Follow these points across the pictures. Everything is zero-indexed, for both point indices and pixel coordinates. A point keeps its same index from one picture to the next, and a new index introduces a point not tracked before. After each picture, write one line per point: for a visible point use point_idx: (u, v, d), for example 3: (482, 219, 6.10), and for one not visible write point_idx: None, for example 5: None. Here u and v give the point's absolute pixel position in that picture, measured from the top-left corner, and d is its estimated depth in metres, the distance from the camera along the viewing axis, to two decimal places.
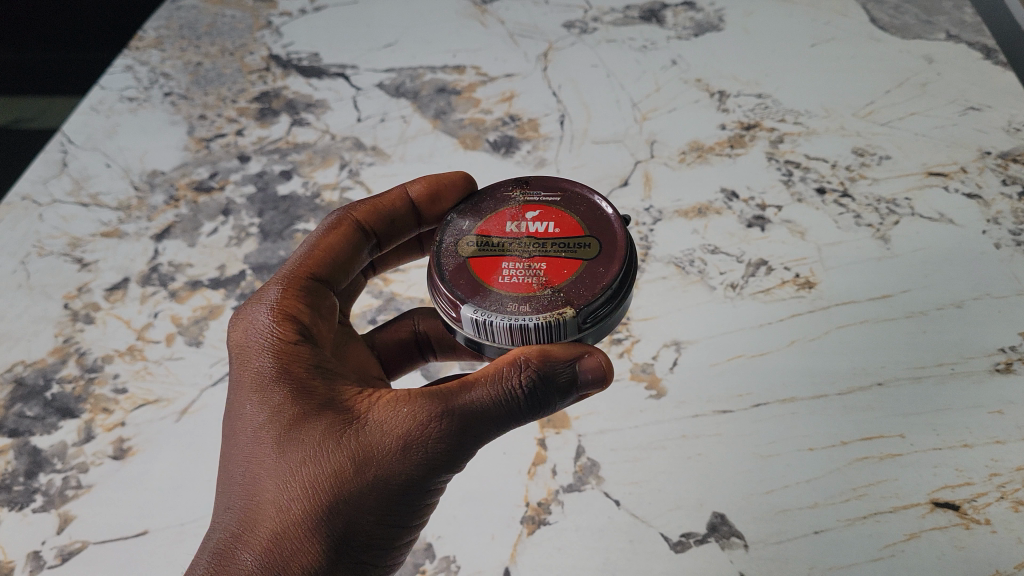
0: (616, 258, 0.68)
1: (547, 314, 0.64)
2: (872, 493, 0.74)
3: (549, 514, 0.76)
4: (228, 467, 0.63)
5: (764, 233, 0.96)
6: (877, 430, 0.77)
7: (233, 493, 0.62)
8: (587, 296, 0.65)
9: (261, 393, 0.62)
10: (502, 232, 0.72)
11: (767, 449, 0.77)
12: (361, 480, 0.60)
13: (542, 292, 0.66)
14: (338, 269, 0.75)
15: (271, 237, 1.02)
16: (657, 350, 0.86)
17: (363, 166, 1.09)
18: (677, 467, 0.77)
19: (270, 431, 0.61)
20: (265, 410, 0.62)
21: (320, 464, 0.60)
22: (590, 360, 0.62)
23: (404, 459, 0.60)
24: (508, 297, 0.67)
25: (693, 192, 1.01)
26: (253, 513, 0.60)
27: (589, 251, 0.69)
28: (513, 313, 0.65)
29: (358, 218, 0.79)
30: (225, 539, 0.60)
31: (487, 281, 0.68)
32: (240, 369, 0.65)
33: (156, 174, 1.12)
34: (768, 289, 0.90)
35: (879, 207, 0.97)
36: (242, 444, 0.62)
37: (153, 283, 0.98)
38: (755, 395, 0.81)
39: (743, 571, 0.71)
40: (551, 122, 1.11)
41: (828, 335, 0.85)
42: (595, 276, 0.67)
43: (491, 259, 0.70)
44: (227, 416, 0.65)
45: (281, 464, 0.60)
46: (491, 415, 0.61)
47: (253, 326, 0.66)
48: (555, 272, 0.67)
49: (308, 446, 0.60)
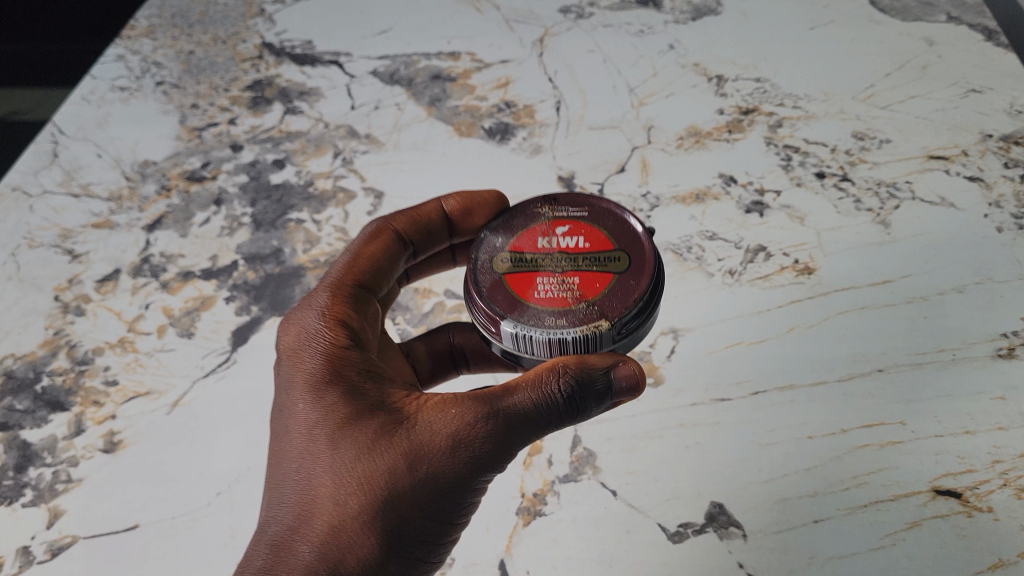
0: (646, 270, 0.68)
1: (583, 327, 0.64)
2: (872, 482, 0.71)
3: (545, 505, 0.74)
4: (283, 464, 0.62)
5: (763, 219, 0.95)
6: (877, 418, 0.76)
7: (285, 491, 0.60)
8: (620, 308, 0.65)
9: (317, 390, 0.62)
10: (535, 248, 0.71)
11: (766, 438, 0.76)
12: (417, 475, 0.59)
13: (576, 306, 0.66)
14: (381, 276, 0.75)
15: (264, 226, 1.01)
16: (655, 338, 0.85)
17: (357, 154, 1.08)
18: (674, 457, 0.75)
19: (326, 426, 0.60)
20: (320, 406, 0.61)
21: (376, 458, 0.59)
22: (625, 369, 0.62)
23: (459, 453, 0.59)
24: (545, 309, 0.66)
25: (690, 177, 1.00)
26: (308, 507, 0.59)
27: (620, 264, 0.68)
28: (550, 325, 0.65)
29: (395, 228, 0.78)
30: (281, 533, 0.59)
31: (523, 295, 0.68)
32: (294, 371, 0.64)
33: (148, 164, 1.11)
34: (767, 275, 0.90)
35: (879, 191, 0.96)
36: (292, 437, 0.62)
37: (145, 274, 0.97)
38: (754, 382, 0.80)
39: (742, 562, 0.68)
40: (547, 108, 1.10)
41: (827, 322, 0.84)
42: (626, 288, 0.67)
43: (526, 273, 0.69)
44: (279, 418, 0.64)
45: (338, 458, 0.59)
46: (541, 413, 0.60)
47: (306, 330, 0.66)
48: (588, 286, 0.67)
49: (364, 440, 0.59)
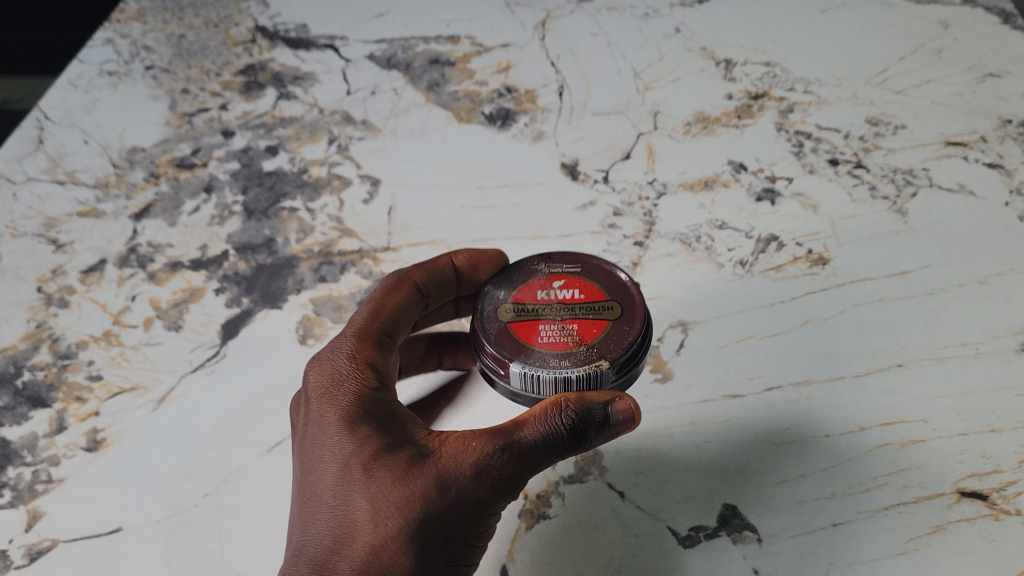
0: (638, 318, 0.68)
1: (585, 367, 0.64)
2: (893, 483, 0.68)
3: (549, 507, 0.68)
4: (312, 495, 0.59)
5: (774, 207, 0.91)
6: (897, 415, 0.72)
7: (317, 517, 0.58)
8: (617, 350, 0.65)
9: (346, 422, 0.60)
10: (532, 297, 0.70)
11: (780, 436, 0.72)
12: (452, 496, 0.57)
13: (577, 349, 0.66)
14: (400, 326, 0.73)
15: (256, 215, 0.97)
16: (663, 332, 0.81)
17: (352, 141, 1.04)
18: (684, 456, 0.71)
19: (358, 454, 0.58)
20: (352, 436, 0.59)
21: (412, 481, 0.57)
22: (621, 404, 0.62)
23: (491, 475, 0.58)
24: (546, 352, 0.66)
25: (698, 164, 0.96)
26: (345, 533, 0.56)
27: (613, 312, 0.68)
28: (552, 366, 0.65)
29: (415, 279, 0.76)
30: (316, 559, 0.55)
31: (526, 339, 0.67)
32: (320, 402, 0.62)
33: (136, 151, 1.07)
34: (779, 265, 0.86)
35: (895, 178, 0.93)
36: (321, 464, 0.59)
37: (131, 265, 0.93)
38: (767, 378, 0.76)
39: (758, 568, 0.64)
40: (549, 93, 1.06)
41: (843, 315, 0.81)
42: (620, 334, 0.67)
43: (528, 321, 0.69)
44: (304, 452, 0.62)
45: (373, 483, 0.57)
46: (573, 430, 0.60)
47: (331, 367, 0.65)
48: (586, 331, 0.67)
49: (397, 466, 0.58)
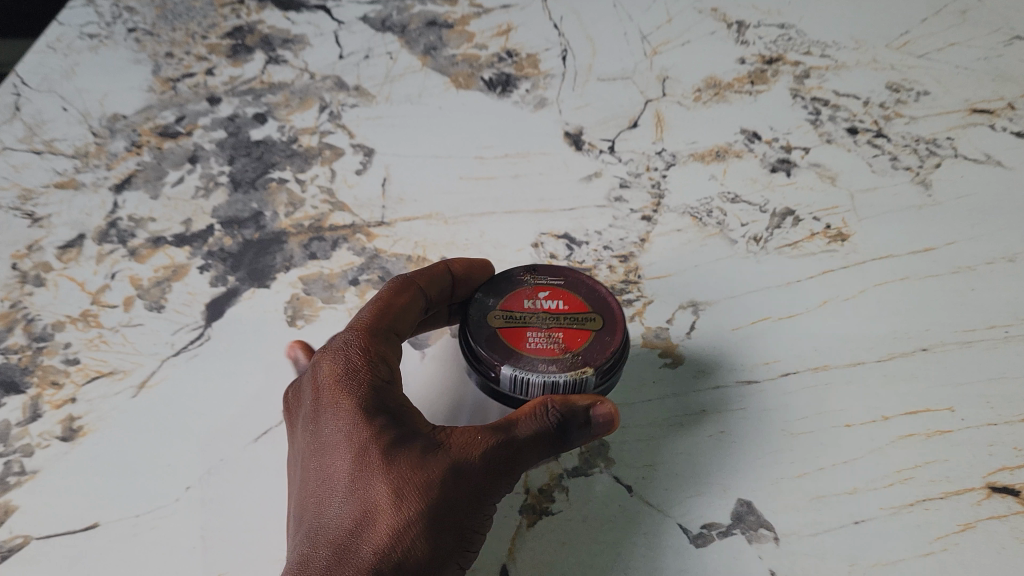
0: (618, 327, 0.68)
1: (572, 371, 0.64)
2: (919, 477, 0.64)
3: (552, 503, 0.64)
4: (325, 481, 0.56)
5: (789, 179, 0.86)
6: (923, 404, 0.68)
7: (331, 504, 0.55)
8: (602, 356, 0.65)
9: (359, 406, 0.57)
10: (519, 305, 0.70)
11: (798, 426, 0.68)
12: (471, 480, 0.55)
13: (563, 354, 0.65)
14: (405, 324, 0.67)
15: (243, 186, 0.92)
16: (673, 313, 0.77)
17: (345, 108, 0.98)
18: (695, 448, 0.67)
19: (374, 437, 0.55)
20: (365, 420, 0.56)
21: (430, 463, 0.54)
22: (605, 406, 0.61)
23: (507, 461, 0.56)
24: (533, 358, 0.65)
25: (709, 133, 0.91)
26: (362, 519, 0.53)
27: (594, 322, 0.68)
28: (540, 369, 0.64)
29: (418, 284, 0.69)
30: (333, 547, 0.53)
31: (514, 344, 0.66)
32: (330, 388, 0.59)
33: (117, 119, 1.01)
34: (796, 242, 0.81)
35: (918, 148, 0.88)
36: (332, 450, 0.56)
37: (111, 240, 0.88)
38: (784, 362, 0.72)
39: (775, 570, 0.60)
40: (552, 57, 1.00)
41: (864, 295, 0.76)
42: (604, 341, 0.66)
43: (513, 327, 0.68)
44: (313, 438, 0.59)
45: (390, 466, 0.54)
46: (573, 425, 0.59)
47: (339, 352, 0.62)
48: (571, 338, 0.66)
49: (414, 450, 0.55)
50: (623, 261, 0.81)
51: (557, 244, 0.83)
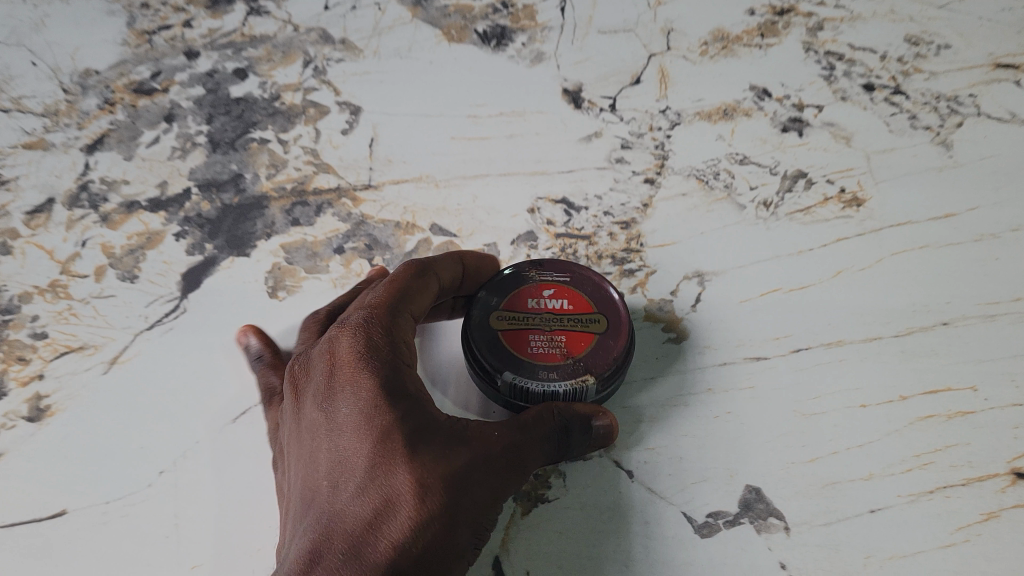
0: (623, 330, 0.65)
1: (572, 381, 0.61)
2: (938, 462, 0.60)
3: (548, 489, 0.60)
4: (340, 464, 0.52)
5: (801, 139, 0.81)
6: (943, 382, 0.64)
7: (346, 490, 0.51)
8: (604, 363, 0.62)
9: (383, 386, 0.53)
10: (522, 302, 0.67)
11: (810, 406, 0.63)
12: (489, 478, 0.52)
13: (564, 361, 0.63)
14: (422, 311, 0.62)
15: (222, 147, 0.86)
16: (677, 284, 0.72)
17: (330, 63, 0.92)
18: (701, 431, 0.63)
19: (400, 423, 0.52)
20: (392, 402, 0.52)
21: (454, 457, 0.52)
22: (608, 417, 0.60)
23: (522, 460, 0.54)
24: (534, 362, 0.63)
25: (716, 89, 0.85)
26: (382, 510, 0.50)
27: (599, 324, 0.65)
28: (541, 377, 0.62)
29: (438, 274, 0.64)
30: (351, 538, 0.49)
31: (514, 347, 0.64)
32: (350, 363, 0.54)
33: (89, 74, 0.94)
34: (808, 207, 0.76)
35: (938, 106, 0.82)
36: (350, 432, 0.52)
37: (82, 205, 0.83)
38: (795, 337, 0.68)
39: (785, 562, 0.56)
40: (550, 7, 0.93)
41: (881, 264, 0.72)
42: (605, 347, 0.64)
43: (516, 328, 0.65)
44: (324, 415, 0.54)
45: (416, 457, 0.51)
46: (582, 428, 0.58)
47: (358, 324, 0.57)
48: (573, 343, 0.64)
49: (438, 441, 0.52)
50: (624, 228, 0.76)
51: (554, 209, 0.78)
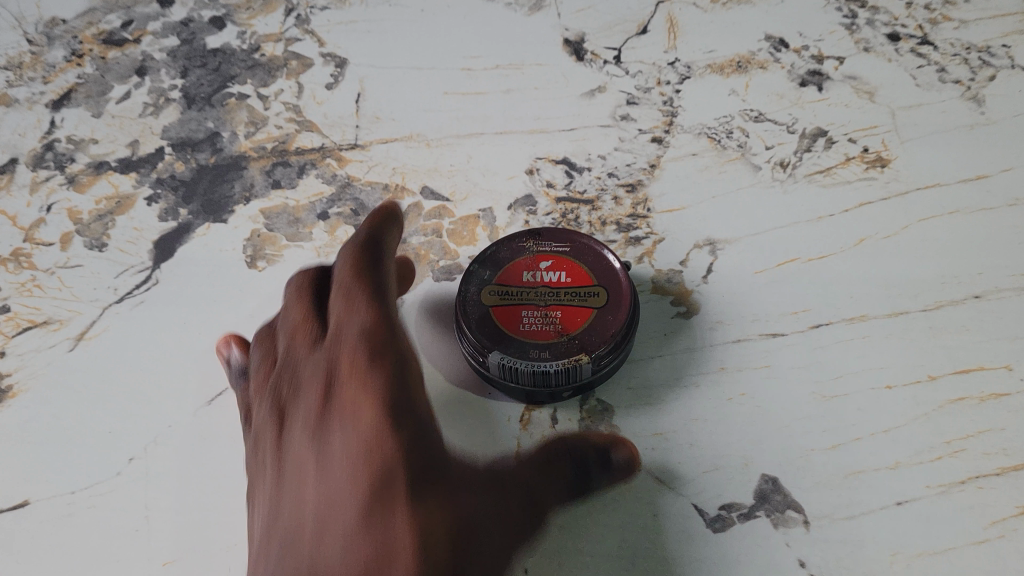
0: (624, 303, 0.59)
1: (563, 360, 0.57)
2: (970, 450, 0.56)
3: (548, 478, 0.56)
4: (337, 514, 0.50)
5: (821, 94, 0.75)
6: (975, 361, 0.59)
7: (341, 542, 0.49)
8: (599, 342, 0.57)
9: (387, 417, 0.51)
10: (517, 274, 0.62)
11: (831, 387, 0.59)
12: (479, 541, 0.50)
13: (556, 339, 0.58)
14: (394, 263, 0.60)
15: (197, 103, 0.80)
16: (687, 253, 0.67)
17: (313, 11, 0.84)
18: (714, 415, 0.58)
19: (403, 465, 0.50)
20: (395, 441, 0.51)
21: (451, 513, 0.50)
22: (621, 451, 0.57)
23: (506, 532, 0.53)
24: (525, 341, 0.58)
25: (729, 39, 0.79)
26: (380, 558, 0.47)
27: (598, 297, 0.60)
28: (531, 357, 0.58)
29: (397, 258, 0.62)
30: None
31: (505, 325, 0.59)
32: (353, 390, 0.53)
33: (55, 23, 0.86)
34: (828, 168, 0.71)
35: (969, 57, 0.76)
36: (349, 473, 0.50)
37: (47, 165, 0.77)
38: (815, 312, 0.62)
39: (804, 560, 0.52)
40: None
41: (908, 231, 0.66)
42: (603, 324, 0.58)
43: (508, 302, 0.60)
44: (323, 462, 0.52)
45: (417, 506, 0.49)
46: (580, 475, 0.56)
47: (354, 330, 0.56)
48: (568, 319, 0.59)
49: (436, 495, 0.50)
50: (630, 192, 0.71)
51: (554, 170, 0.73)
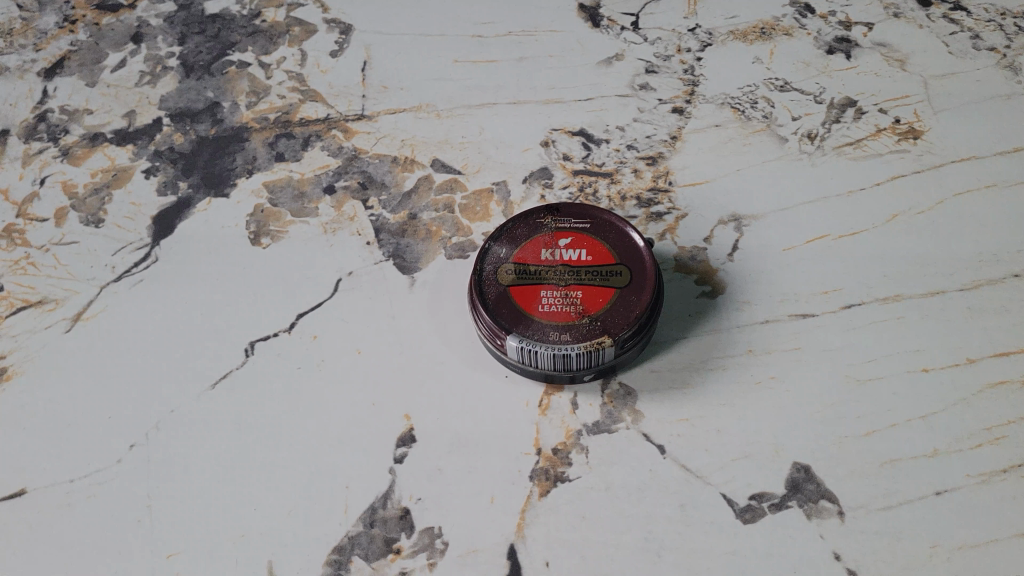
0: (648, 284, 0.56)
1: (585, 342, 0.54)
2: (1012, 437, 0.53)
3: (568, 467, 0.54)
4: None
5: (849, 62, 0.71)
6: (1016, 343, 0.56)
7: None
8: (623, 324, 0.55)
9: None
10: (535, 250, 0.59)
11: (864, 371, 0.56)
12: None
13: (577, 319, 0.55)
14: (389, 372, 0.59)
15: (196, 71, 0.76)
16: (711, 229, 0.64)
17: None
18: (742, 400, 0.56)
19: None
20: None
21: None
22: None
23: None
24: (544, 319, 0.55)
25: (753, 5, 0.75)
26: None
27: (620, 276, 0.57)
28: (551, 339, 0.55)
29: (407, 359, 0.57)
30: None
31: (523, 303, 0.56)
32: None
33: None
34: (858, 140, 0.67)
35: (1003, 24, 0.72)
36: None
37: (39, 137, 0.74)
38: (847, 291, 0.60)
39: (839, 553, 0.50)
40: None
41: (944, 206, 0.63)
42: (626, 304, 0.55)
43: (526, 279, 0.57)
44: None
45: None
46: None
47: None
48: (589, 298, 0.56)
49: None
50: (651, 165, 0.67)
51: (571, 143, 0.69)
